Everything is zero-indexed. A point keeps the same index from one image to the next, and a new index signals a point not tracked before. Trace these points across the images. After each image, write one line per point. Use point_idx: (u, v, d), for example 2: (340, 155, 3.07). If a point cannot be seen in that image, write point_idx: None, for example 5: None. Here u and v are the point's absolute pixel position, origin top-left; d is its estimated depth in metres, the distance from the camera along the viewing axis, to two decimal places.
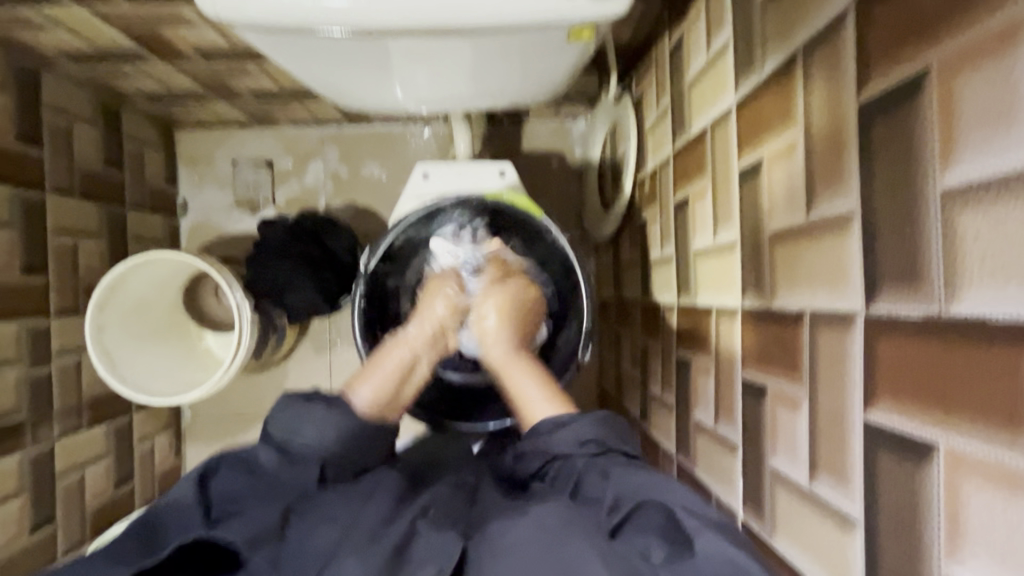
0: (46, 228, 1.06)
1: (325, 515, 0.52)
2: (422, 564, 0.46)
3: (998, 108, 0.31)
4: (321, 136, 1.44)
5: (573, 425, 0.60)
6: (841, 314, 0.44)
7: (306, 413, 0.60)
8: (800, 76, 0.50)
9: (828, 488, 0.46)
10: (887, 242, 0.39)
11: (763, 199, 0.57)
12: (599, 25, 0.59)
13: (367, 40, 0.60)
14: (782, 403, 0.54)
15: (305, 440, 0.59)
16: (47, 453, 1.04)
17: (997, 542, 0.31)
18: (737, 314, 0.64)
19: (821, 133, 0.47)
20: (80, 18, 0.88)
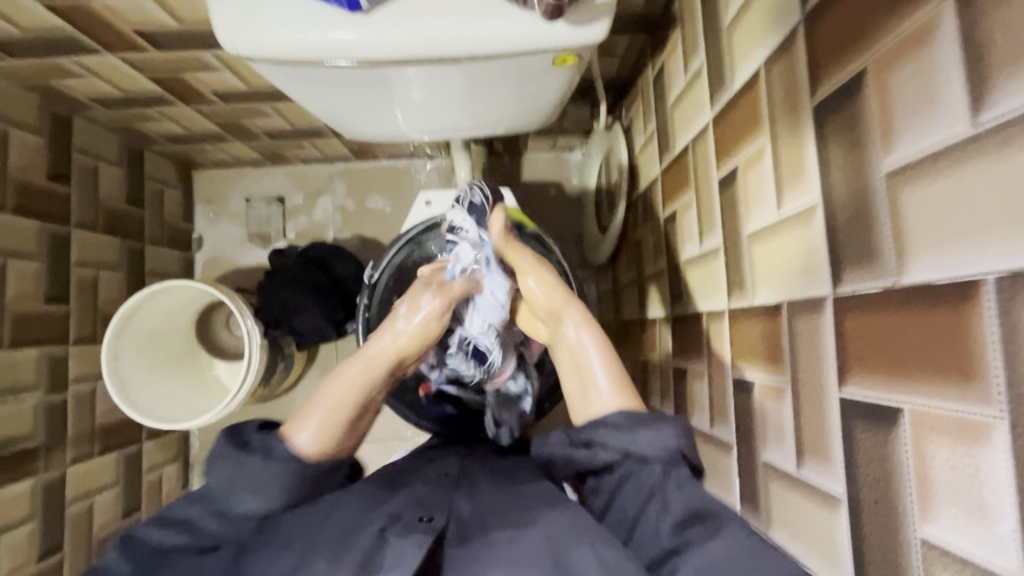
0: (70, 261, 1.12)
1: (283, 544, 0.52)
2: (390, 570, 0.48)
3: (922, 93, 0.35)
4: (330, 172, 1.51)
5: (649, 430, 0.53)
6: (813, 300, 0.47)
7: (242, 460, 0.54)
8: (764, 87, 0.55)
9: (815, 471, 0.47)
10: (847, 227, 0.42)
11: (740, 202, 0.61)
12: (581, 51, 0.64)
13: (369, 70, 0.66)
14: (768, 394, 0.56)
15: (244, 503, 0.54)
16: (58, 480, 1.06)
17: (959, 493, 0.32)
18: (725, 315, 0.66)
19: (785, 137, 0.51)
20: (112, 66, 0.96)
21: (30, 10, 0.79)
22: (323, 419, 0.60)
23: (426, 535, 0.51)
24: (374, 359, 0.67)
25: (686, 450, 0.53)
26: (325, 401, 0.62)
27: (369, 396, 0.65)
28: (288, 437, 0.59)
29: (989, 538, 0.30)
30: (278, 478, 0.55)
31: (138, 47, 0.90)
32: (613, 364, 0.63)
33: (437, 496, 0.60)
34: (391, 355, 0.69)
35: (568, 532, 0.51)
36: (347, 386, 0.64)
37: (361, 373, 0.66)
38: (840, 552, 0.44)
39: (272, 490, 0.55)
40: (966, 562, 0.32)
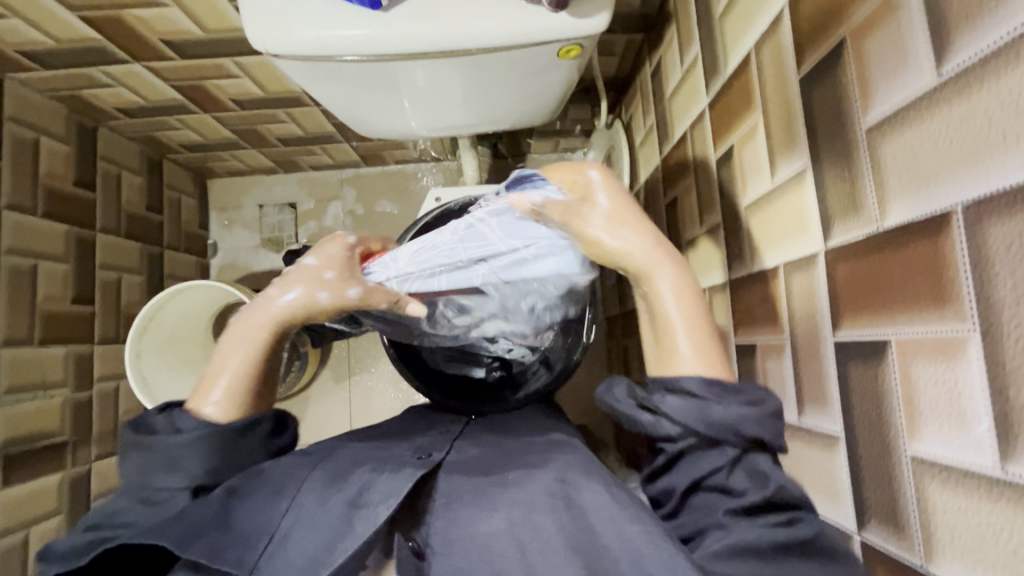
0: (96, 263, 1.17)
1: (273, 489, 0.57)
2: (378, 504, 0.54)
3: (894, 53, 0.39)
4: (340, 177, 1.56)
5: (732, 406, 0.48)
6: (807, 257, 0.51)
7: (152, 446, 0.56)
8: (754, 68, 0.59)
9: (815, 417, 0.50)
10: (834, 184, 0.46)
11: (737, 177, 0.65)
12: (583, 43, 0.69)
13: (385, 64, 0.71)
14: (769, 353, 0.59)
15: (164, 482, 0.56)
16: (84, 474, 1.09)
17: (943, 406, 0.36)
18: (726, 286, 0.70)
19: (775, 110, 0.55)
20: (138, 75, 1.02)
21: (66, 21, 0.85)
22: (228, 386, 0.60)
23: (417, 470, 0.57)
24: (268, 326, 0.63)
25: (766, 437, 0.48)
26: (229, 362, 0.61)
27: (273, 351, 0.64)
28: (197, 409, 0.60)
29: (969, 441, 0.34)
30: (184, 448, 0.56)
31: (164, 56, 0.96)
32: (700, 339, 0.53)
33: (439, 442, 0.65)
34: (288, 319, 0.63)
35: (579, 473, 0.56)
36: (251, 349, 0.62)
37: (259, 333, 0.62)
38: (841, 486, 0.47)
39: (188, 462, 0.56)
40: (951, 468, 0.35)
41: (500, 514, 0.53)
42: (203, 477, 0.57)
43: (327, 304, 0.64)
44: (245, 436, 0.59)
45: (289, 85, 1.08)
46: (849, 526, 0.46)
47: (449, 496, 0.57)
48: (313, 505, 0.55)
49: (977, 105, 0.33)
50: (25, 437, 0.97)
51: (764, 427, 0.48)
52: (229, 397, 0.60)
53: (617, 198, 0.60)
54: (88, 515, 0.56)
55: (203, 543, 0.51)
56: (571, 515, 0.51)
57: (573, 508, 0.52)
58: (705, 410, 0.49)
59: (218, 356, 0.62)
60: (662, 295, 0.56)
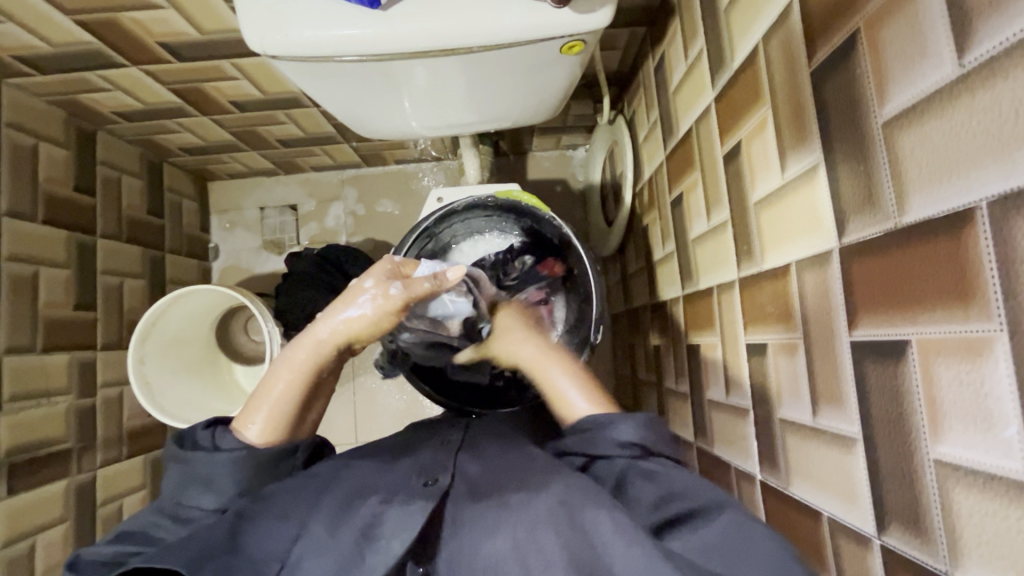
0: (97, 268, 1.16)
1: (280, 513, 0.56)
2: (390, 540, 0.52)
3: (911, 44, 0.38)
4: (341, 178, 1.55)
5: (613, 426, 0.56)
6: (820, 255, 0.50)
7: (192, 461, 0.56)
8: (763, 61, 0.58)
9: (831, 418, 0.49)
10: (848, 179, 0.45)
11: (745, 173, 0.63)
12: (587, 39, 0.68)
13: (384, 63, 0.69)
14: (781, 352, 0.58)
15: (197, 500, 0.56)
16: (90, 481, 1.08)
17: (968, 408, 0.35)
18: (736, 284, 0.68)
19: (785, 104, 0.54)
20: (136, 79, 1.01)
21: (62, 25, 0.84)
22: (272, 410, 0.60)
23: (427, 503, 0.55)
24: (318, 346, 0.63)
25: (650, 442, 0.55)
26: (275, 385, 0.61)
27: (319, 374, 0.64)
28: (240, 430, 0.60)
29: (996, 444, 0.33)
30: (221, 468, 0.56)
31: (161, 58, 0.94)
32: (590, 395, 0.62)
33: (442, 459, 0.63)
34: (340, 338, 0.63)
35: (588, 497, 0.52)
36: (295, 373, 0.62)
37: (307, 355, 0.63)
38: (859, 490, 0.46)
39: (222, 482, 0.56)
40: (978, 471, 0.34)
41: (503, 536, 0.52)
42: (235, 499, 0.57)
43: (375, 316, 0.63)
44: (280, 462, 0.60)
45: (288, 86, 1.07)
46: (867, 529, 0.45)
47: (456, 523, 0.56)
48: (320, 537, 0.54)
49: (1001, 96, 0.32)
50: (30, 445, 0.96)
51: (642, 432, 0.55)
52: (272, 423, 0.60)
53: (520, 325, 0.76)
54: (120, 525, 0.57)
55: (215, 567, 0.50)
56: (576, 537, 0.49)
57: (576, 528, 0.50)
58: (590, 432, 0.58)
59: (266, 378, 0.62)
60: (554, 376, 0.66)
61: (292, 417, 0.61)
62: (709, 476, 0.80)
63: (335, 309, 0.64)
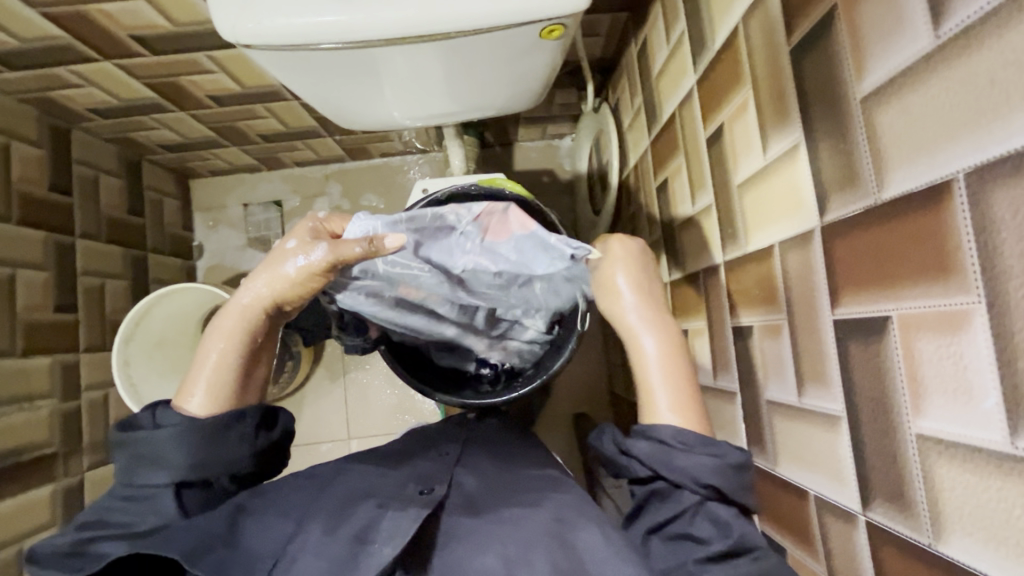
0: (76, 269, 1.14)
1: (280, 513, 0.57)
2: (383, 541, 0.52)
3: (888, 17, 0.37)
4: (325, 173, 1.53)
5: (694, 454, 0.53)
6: (803, 234, 0.49)
7: (138, 445, 0.57)
8: (743, 41, 0.58)
9: (815, 397, 0.49)
10: (829, 157, 0.45)
11: (729, 154, 0.63)
12: (566, 22, 0.67)
13: (361, 51, 0.68)
14: (767, 334, 0.58)
15: (151, 477, 0.56)
16: (77, 484, 1.07)
17: (950, 382, 0.35)
18: (721, 268, 0.68)
19: (766, 85, 0.54)
20: (108, 73, 0.98)
21: (30, 20, 0.82)
22: (211, 379, 0.60)
23: (423, 509, 0.55)
24: (244, 318, 0.61)
25: (724, 486, 0.52)
26: (211, 357, 0.61)
27: (257, 342, 0.62)
28: (183, 401, 0.60)
29: (976, 416, 0.33)
30: (169, 444, 0.56)
31: (134, 52, 0.92)
32: (680, 389, 0.57)
33: (440, 473, 0.63)
34: (267, 301, 0.61)
35: (577, 515, 0.56)
36: (226, 342, 0.61)
37: (239, 326, 0.61)
38: (844, 468, 0.46)
39: (167, 459, 0.56)
40: (959, 445, 0.34)
41: (494, 551, 0.53)
42: (189, 471, 0.57)
43: (301, 278, 0.60)
44: (229, 430, 0.59)
45: (267, 79, 1.05)
46: (853, 506, 0.45)
47: (452, 533, 0.56)
48: (316, 537, 0.53)
49: (978, 66, 0.31)
50: (13, 450, 0.95)
51: (723, 476, 0.52)
52: (211, 396, 0.60)
53: (634, 270, 0.64)
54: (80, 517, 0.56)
55: (212, 558, 0.50)
56: (565, 552, 0.52)
57: (566, 544, 0.53)
58: (666, 458, 0.53)
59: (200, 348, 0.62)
60: (642, 341, 0.61)
61: (224, 389, 0.60)
62: None
63: (253, 279, 0.61)
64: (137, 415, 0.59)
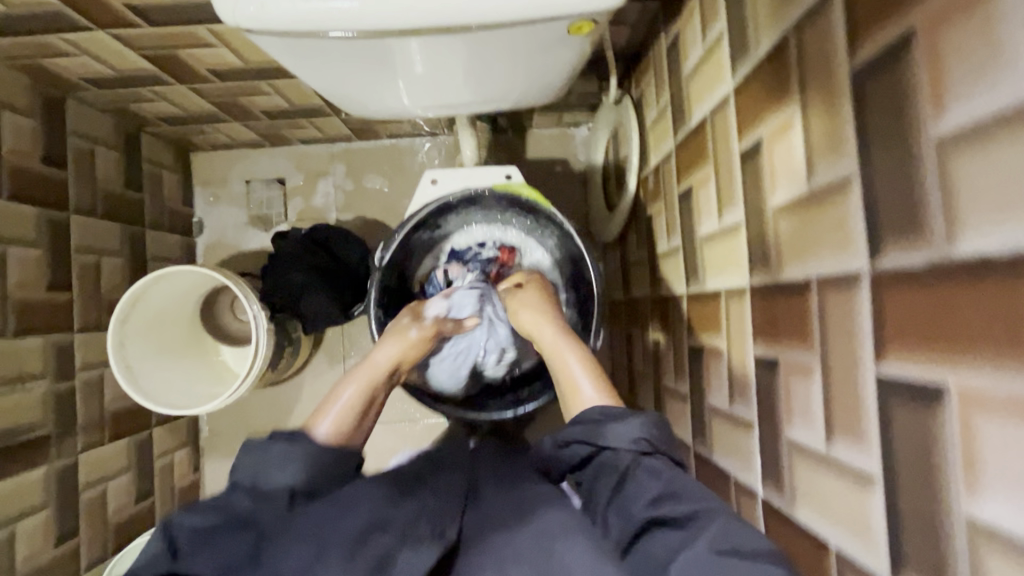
0: (71, 246, 1.10)
1: (301, 535, 0.52)
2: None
3: (983, 52, 0.32)
4: (331, 152, 1.48)
5: (623, 422, 0.62)
6: (846, 275, 0.45)
7: (267, 453, 0.60)
8: (793, 52, 0.52)
9: (844, 448, 0.47)
10: (887, 198, 0.40)
11: (766, 174, 0.58)
12: (596, 19, 0.62)
13: (375, 41, 0.63)
14: (794, 372, 0.54)
15: (274, 478, 0.59)
16: (71, 466, 1.06)
17: (1013, 471, 0.32)
18: (747, 291, 0.64)
19: (817, 104, 0.49)
20: (103, 43, 0.92)
21: None
22: (339, 412, 0.70)
23: (436, 548, 0.54)
24: (379, 369, 0.77)
25: (655, 441, 0.60)
26: (339, 396, 0.73)
27: (375, 393, 0.75)
28: (312, 428, 0.69)
29: None
30: (294, 457, 0.61)
31: (131, 22, 0.86)
32: (595, 380, 0.70)
33: (448, 506, 0.60)
34: (391, 362, 0.79)
35: (558, 526, 0.55)
36: (359, 386, 0.74)
37: (371, 373, 0.76)
38: (873, 531, 0.43)
39: (299, 468, 0.60)
40: (1019, 541, 0.31)
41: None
42: (302, 485, 0.60)
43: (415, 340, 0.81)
44: (343, 459, 0.65)
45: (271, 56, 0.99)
46: (881, 572, 0.43)
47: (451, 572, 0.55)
48: (335, 565, 0.49)
49: None
50: (4, 432, 0.93)
51: (651, 432, 0.61)
52: (339, 428, 0.68)
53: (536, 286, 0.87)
54: (195, 502, 0.57)
55: None
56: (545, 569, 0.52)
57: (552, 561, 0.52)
58: (608, 429, 0.62)
59: (332, 390, 0.74)
60: (569, 362, 0.74)
61: (350, 427, 0.70)
62: (707, 482, 0.78)
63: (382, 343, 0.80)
64: (269, 432, 0.64)
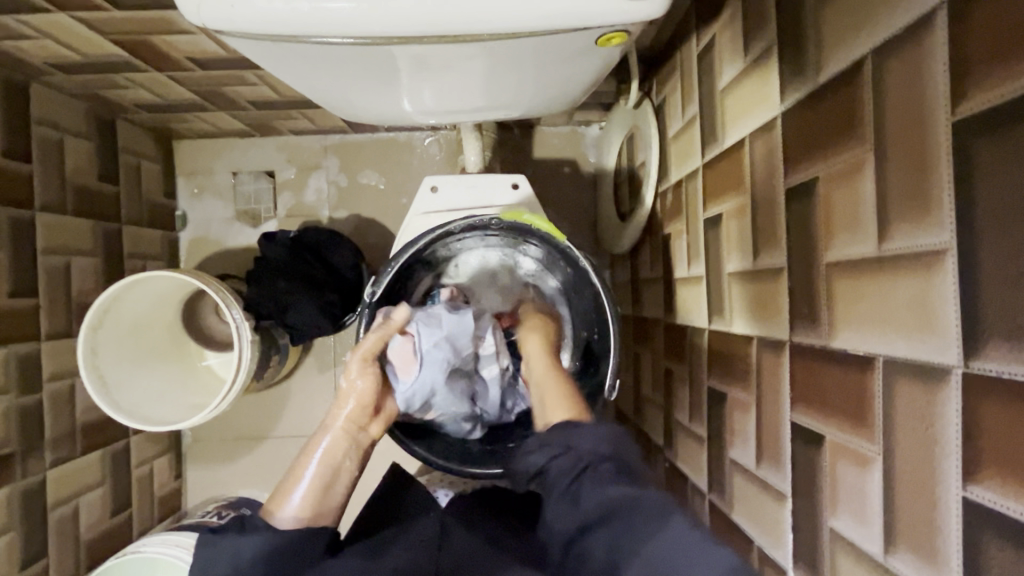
0: (37, 247, 1.01)
1: None
2: None
3: None
4: (324, 145, 1.38)
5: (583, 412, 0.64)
6: (927, 366, 0.38)
7: (217, 549, 0.56)
8: (866, 84, 0.44)
9: (911, 565, 0.40)
10: (996, 291, 0.33)
11: (819, 222, 0.50)
12: (630, 29, 0.54)
13: (373, 47, 0.55)
14: (843, 456, 0.47)
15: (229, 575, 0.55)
16: (38, 484, 0.98)
17: None
18: (784, 346, 0.57)
19: (899, 153, 0.40)
20: (65, 26, 0.82)
21: None
22: (303, 491, 0.64)
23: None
24: (339, 437, 0.69)
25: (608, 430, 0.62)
26: (303, 470, 0.66)
27: (340, 463, 0.68)
28: (275, 515, 0.63)
29: None
30: (245, 549, 0.56)
31: (94, 5, 0.76)
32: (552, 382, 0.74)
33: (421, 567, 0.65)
34: (351, 423, 0.70)
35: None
36: (321, 458, 0.67)
37: (332, 441, 0.69)
38: None
39: (253, 561, 0.56)
40: None
41: None
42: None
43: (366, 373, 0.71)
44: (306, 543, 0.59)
45: None
46: None
47: None
48: None
49: None
50: None
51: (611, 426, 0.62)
52: (304, 511, 0.63)
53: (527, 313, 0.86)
54: None
55: None
56: None
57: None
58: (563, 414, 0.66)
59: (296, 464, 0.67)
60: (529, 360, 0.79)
61: (314, 506, 0.64)
62: (723, 540, 0.72)
63: (338, 407, 0.71)
64: (220, 523, 0.59)
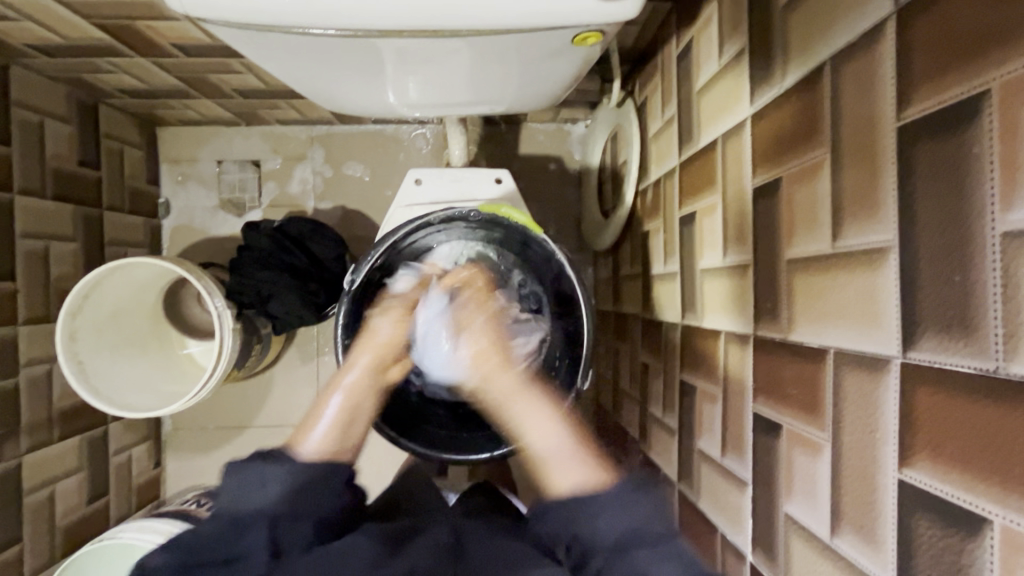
0: (15, 231, 1.00)
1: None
2: None
3: None
4: (310, 135, 1.38)
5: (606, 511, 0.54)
6: (871, 358, 0.40)
7: (244, 475, 0.59)
8: (825, 88, 0.46)
9: (853, 545, 0.42)
10: (932, 285, 0.35)
11: (782, 221, 0.52)
12: (605, 29, 0.56)
13: (358, 40, 0.56)
14: (798, 444, 0.49)
15: (253, 501, 0.58)
16: (14, 469, 0.98)
17: None
18: (749, 340, 0.59)
19: (851, 156, 0.42)
20: (48, 10, 0.82)
21: None
22: (325, 428, 0.64)
23: None
24: (357, 383, 0.69)
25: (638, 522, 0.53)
26: (326, 409, 0.66)
27: (363, 405, 0.68)
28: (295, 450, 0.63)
29: None
30: (273, 480, 0.59)
31: None
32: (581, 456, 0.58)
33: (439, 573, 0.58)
34: (368, 371, 0.71)
35: None
36: (347, 397, 0.67)
37: (354, 381, 0.69)
38: None
39: (277, 493, 0.59)
40: None
41: None
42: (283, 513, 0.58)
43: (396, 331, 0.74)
44: (325, 484, 0.62)
45: None
46: None
47: None
48: None
49: None
50: None
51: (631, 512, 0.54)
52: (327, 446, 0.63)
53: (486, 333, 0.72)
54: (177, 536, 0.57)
55: None
56: None
57: None
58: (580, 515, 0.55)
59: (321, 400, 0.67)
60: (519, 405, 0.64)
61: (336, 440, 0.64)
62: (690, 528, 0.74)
63: (357, 359, 0.71)
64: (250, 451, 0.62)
